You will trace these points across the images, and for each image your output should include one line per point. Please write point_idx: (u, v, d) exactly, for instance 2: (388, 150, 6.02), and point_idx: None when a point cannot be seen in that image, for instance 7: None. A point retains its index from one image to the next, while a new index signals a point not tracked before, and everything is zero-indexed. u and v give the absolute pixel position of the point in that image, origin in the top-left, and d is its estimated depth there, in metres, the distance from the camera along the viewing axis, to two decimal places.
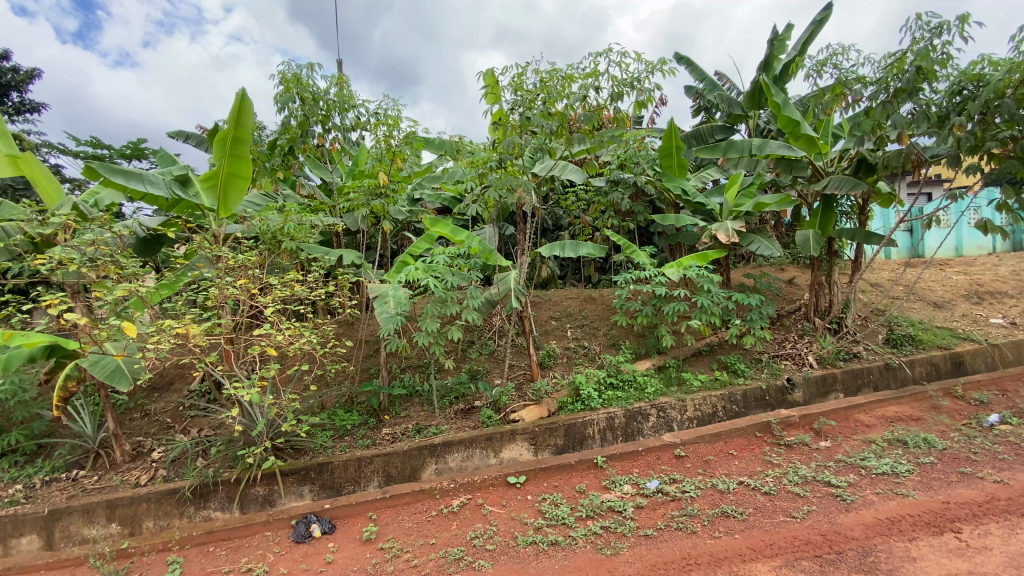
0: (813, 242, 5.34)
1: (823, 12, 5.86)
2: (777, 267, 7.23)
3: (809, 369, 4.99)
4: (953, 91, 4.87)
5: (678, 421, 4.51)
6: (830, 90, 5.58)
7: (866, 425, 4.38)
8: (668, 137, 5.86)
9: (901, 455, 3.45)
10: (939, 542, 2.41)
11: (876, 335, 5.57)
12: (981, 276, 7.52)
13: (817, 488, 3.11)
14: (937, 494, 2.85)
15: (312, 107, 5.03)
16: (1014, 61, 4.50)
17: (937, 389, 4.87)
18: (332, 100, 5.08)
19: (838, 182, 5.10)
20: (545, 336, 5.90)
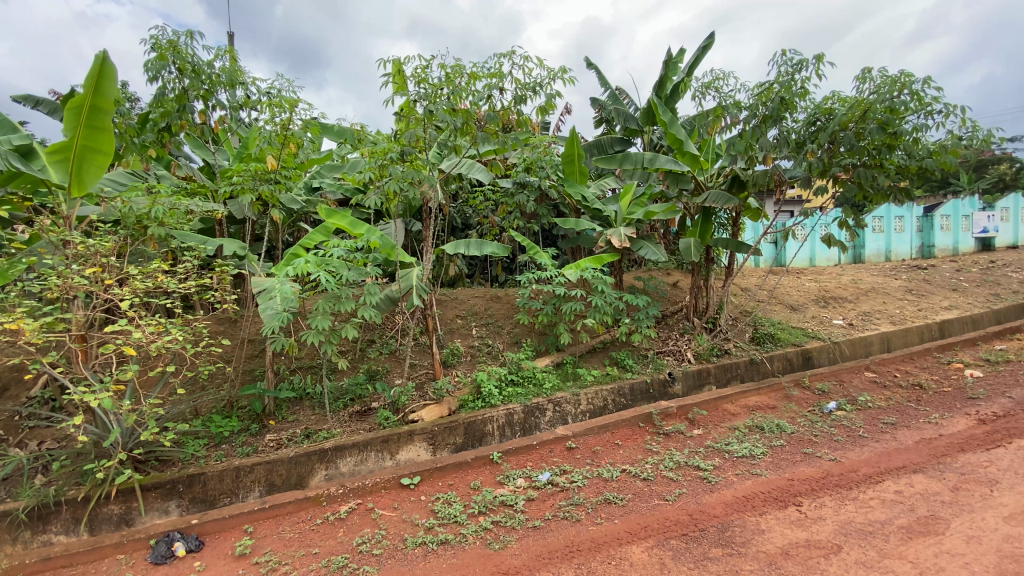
0: (694, 249, 5.84)
1: (707, 40, 6.43)
2: (666, 272, 7.82)
3: (687, 363, 5.47)
4: (809, 121, 5.57)
5: (572, 415, 4.69)
6: (712, 112, 6.14)
7: (733, 414, 4.88)
8: (570, 144, 6.07)
9: (759, 439, 3.88)
10: (783, 515, 2.70)
11: (744, 334, 6.23)
12: (827, 284, 8.72)
13: (688, 472, 3.40)
14: (784, 472, 3.24)
15: (192, 80, 4.48)
16: (855, 100, 5.25)
17: (790, 381, 5.56)
18: (217, 75, 4.59)
19: (715, 196, 5.62)
20: (449, 335, 5.83)
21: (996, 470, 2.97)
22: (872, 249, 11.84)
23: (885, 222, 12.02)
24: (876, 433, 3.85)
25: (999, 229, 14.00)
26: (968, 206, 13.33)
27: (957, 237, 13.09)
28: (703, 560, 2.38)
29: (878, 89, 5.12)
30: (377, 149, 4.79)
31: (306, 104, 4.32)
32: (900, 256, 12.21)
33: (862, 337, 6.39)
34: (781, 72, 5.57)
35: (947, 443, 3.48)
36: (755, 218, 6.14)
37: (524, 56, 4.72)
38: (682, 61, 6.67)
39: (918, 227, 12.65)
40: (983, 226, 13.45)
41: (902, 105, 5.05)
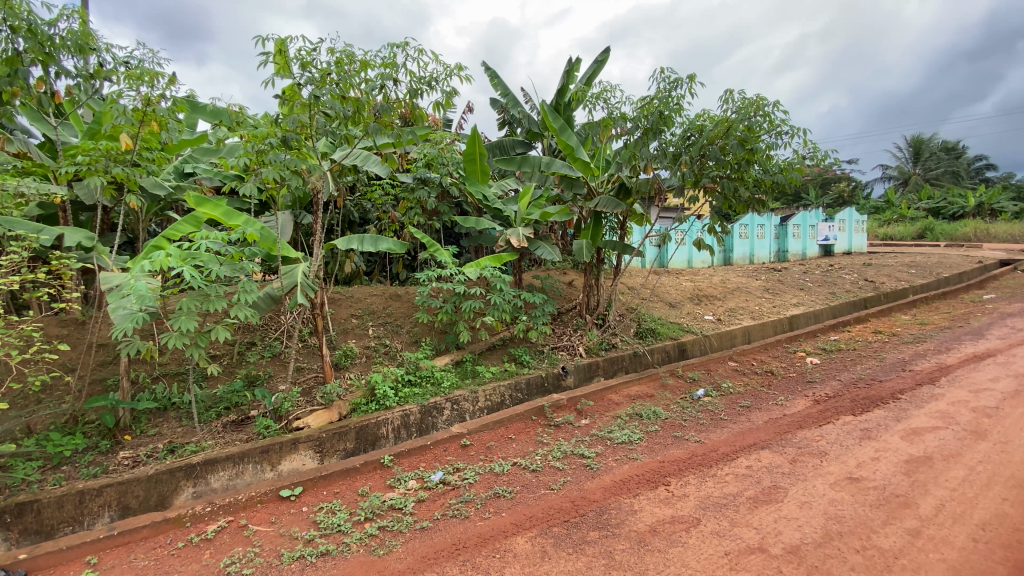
0: (585, 250, 6.10)
1: (602, 54, 6.79)
2: (562, 271, 8.12)
3: (579, 358, 5.74)
4: (684, 136, 6.10)
5: (470, 412, 4.69)
6: (602, 121, 6.49)
7: (617, 403, 5.21)
8: (471, 143, 5.99)
9: (637, 426, 4.19)
10: (653, 495, 2.92)
11: (630, 329, 6.66)
12: (701, 283, 9.65)
13: (573, 461, 3.56)
14: (657, 455, 3.52)
15: (31, 43, 3.70)
16: (721, 118, 5.84)
17: (667, 371, 6.06)
18: (62, 39, 3.86)
19: (605, 203, 5.90)
20: (342, 335, 5.54)
21: (825, 442, 3.45)
22: (738, 253, 13.29)
23: (750, 229, 13.57)
24: (734, 415, 4.33)
25: (836, 237, 16.47)
26: (814, 217, 15.52)
27: (804, 243, 15.19)
28: (581, 544, 2.49)
29: (739, 109, 5.73)
30: (254, 134, 4.37)
31: (170, 79, 3.79)
32: (760, 260, 13.87)
33: (728, 331, 7.17)
34: (660, 89, 6.04)
35: (790, 421, 4.00)
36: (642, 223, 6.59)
37: (419, 49, 4.62)
38: (578, 72, 6.97)
39: (775, 234, 14.47)
40: (825, 235, 15.74)
41: (758, 125, 5.72)
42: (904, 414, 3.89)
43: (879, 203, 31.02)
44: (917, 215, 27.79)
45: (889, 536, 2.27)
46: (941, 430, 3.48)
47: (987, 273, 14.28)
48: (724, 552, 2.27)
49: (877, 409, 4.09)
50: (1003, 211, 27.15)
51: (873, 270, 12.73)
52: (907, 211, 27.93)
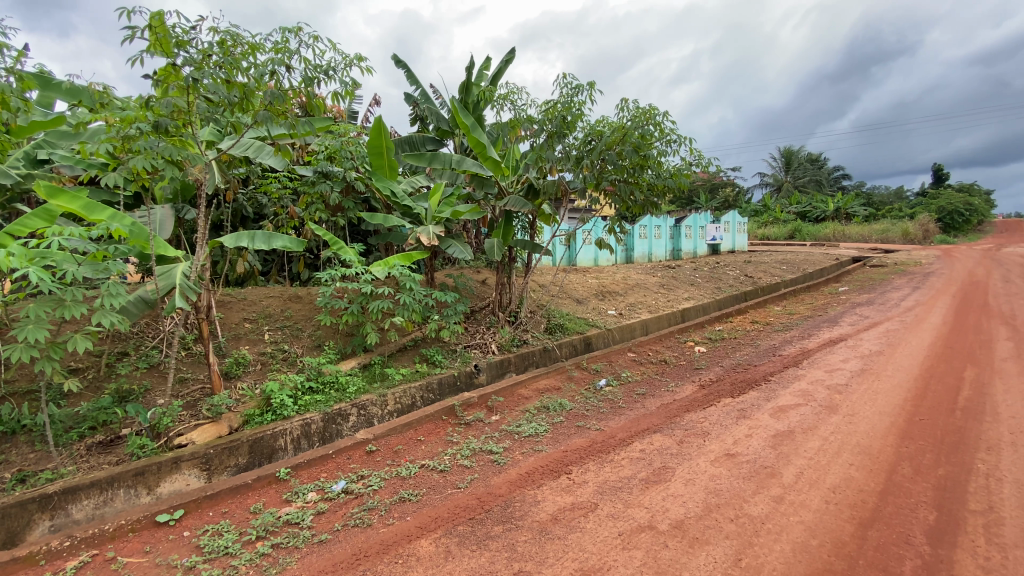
0: (497, 248, 6.11)
1: (509, 55, 6.89)
2: (475, 269, 8.13)
3: (491, 355, 5.78)
4: (586, 139, 6.36)
5: (378, 416, 4.53)
6: (509, 122, 6.58)
7: (525, 397, 5.31)
8: (377, 136, 5.79)
9: (543, 418, 4.31)
10: (555, 484, 3.01)
11: (540, 325, 6.83)
12: (605, 280, 10.14)
13: (480, 458, 3.57)
14: (561, 445, 3.65)
15: None
16: (617, 124, 6.16)
17: (573, 364, 6.30)
18: None
19: (514, 202, 5.96)
20: (234, 341, 5.10)
21: (708, 423, 3.79)
22: (639, 252, 14.16)
23: (648, 230, 14.51)
24: (631, 403, 4.61)
25: (722, 237, 18.15)
26: (703, 218, 16.94)
27: (695, 243, 16.55)
28: (485, 540, 2.51)
29: (633, 117, 6.08)
30: (120, 117, 3.85)
31: (15, 50, 3.24)
32: (658, 258, 14.90)
33: (628, 325, 7.60)
34: (563, 93, 6.26)
35: (679, 405, 4.33)
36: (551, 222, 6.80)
37: (314, 36, 4.38)
38: (486, 70, 7.01)
39: (670, 234, 15.63)
40: (713, 235, 17.26)
41: (650, 133, 6.11)
42: (773, 394, 4.39)
43: (757, 206, 34.66)
44: (787, 217, 31.45)
45: (758, 504, 2.53)
46: (802, 407, 3.96)
47: (841, 268, 16.48)
48: (618, 532, 2.40)
49: (751, 391, 4.57)
50: (853, 215, 31.47)
51: (752, 267, 14.19)
52: (779, 214, 31.48)
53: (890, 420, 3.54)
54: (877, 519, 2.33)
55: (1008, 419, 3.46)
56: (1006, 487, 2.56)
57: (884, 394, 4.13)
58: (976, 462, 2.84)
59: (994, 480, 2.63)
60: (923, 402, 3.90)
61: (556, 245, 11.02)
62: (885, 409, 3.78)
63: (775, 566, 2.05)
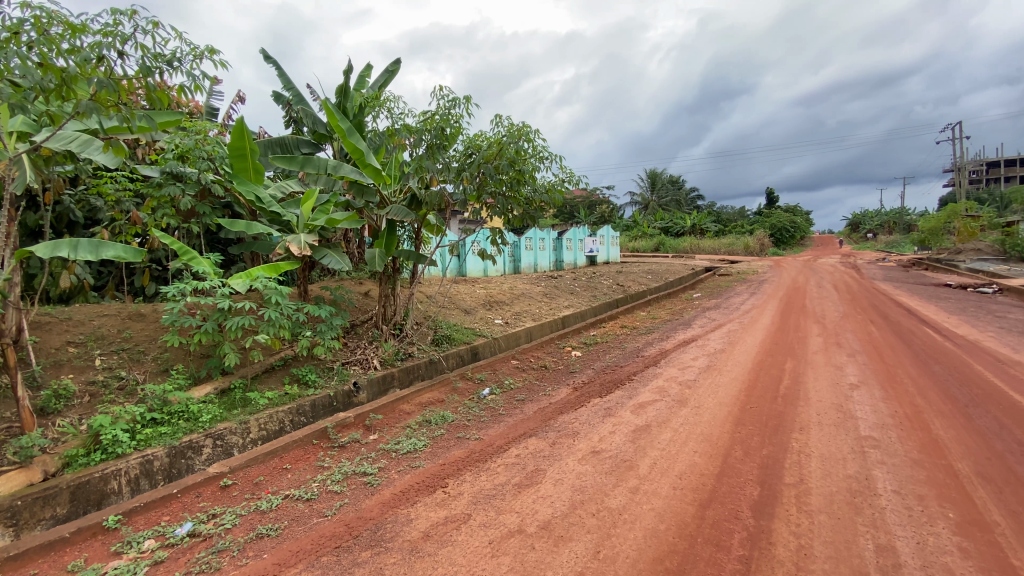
0: (377, 259, 5.84)
1: (393, 64, 6.76)
2: (356, 281, 7.77)
3: (373, 370, 5.52)
4: (467, 152, 6.40)
5: (239, 446, 4.06)
6: (387, 131, 6.39)
7: (407, 412, 5.13)
8: (238, 136, 5.27)
9: (423, 432, 4.22)
10: (430, 499, 2.94)
11: (425, 338, 6.70)
12: (491, 289, 10.31)
13: (353, 481, 3.37)
14: (438, 458, 3.58)
15: None
16: (494, 139, 6.29)
17: (457, 375, 6.25)
18: None
19: (396, 211, 5.77)
20: (53, 369, 4.27)
21: (578, 423, 4.00)
22: (526, 262, 14.61)
23: (534, 242, 15.05)
24: (510, 409, 4.71)
25: (599, 249, 19.51)
26: (582, 232, 18.08)
27: (575, 254, 17.59)
28: (351, 568, 2.37)
29: (508, 133, 6.27)
30: None
31: None
32: (543, 269, 15.52)
33: (513, 333, 7.78)
34: (441, 106, 6.29)
35: (554, 408, 4.53)
36: (437, 233, 6.73)
37: (154, 21, 3.88)
38: (368, 77, 6.78)
39: (553, 246, 16.41)
40: (591, 247, 18.46)
41: (525, 150, 6.35)
42: (635, 392, 4.77)
43: (628, 222, 37.84)
44: (653, 232, 34.74)
45: (617, 497, 2.71)
46: (659, 402, 4.36)
47: (697, 277, 18.58)
48: (488, 541, 2.42)
49: (617, 390, 4.92)
50: (706, 230, 35.76)
51: (623, 277, 15.42)
52: (646, 228, 34.66)
53: (728, 409, 4.04)
54: (714, 499, 2.63)
55: (815, 403, 4.14)
56: (813, 461, 3.03)
57: (725, 387, 4.70)
58: (792, 442, 3.34)
59: (805, 456, 3.11)
60: (755, 392, 4.52)
61: (443, 255, 10.97)
62: (724, 400, 4.31)
63: (628, 554, 2.21)
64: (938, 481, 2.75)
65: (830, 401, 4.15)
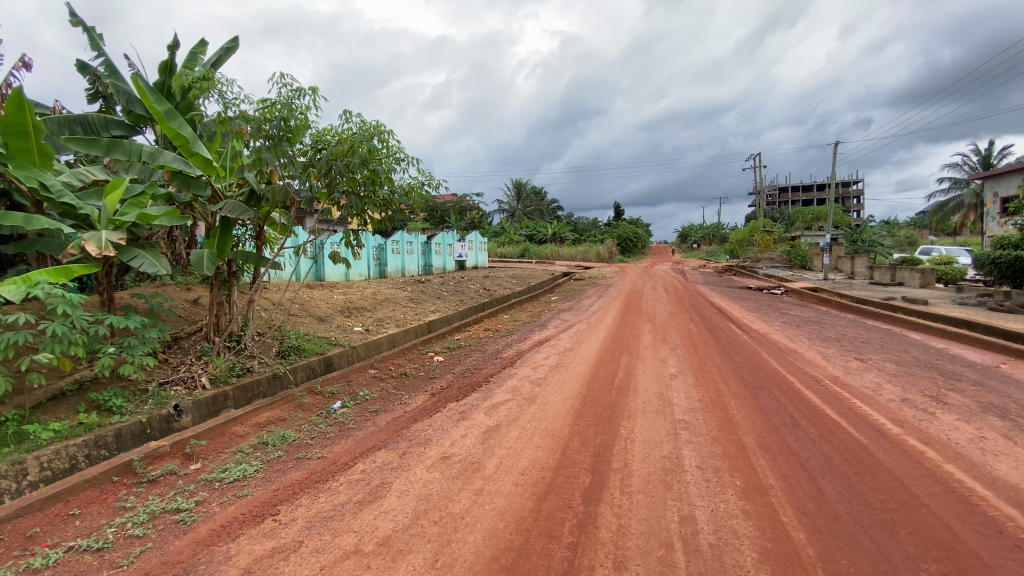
0: (206, 261, 5.09)
1: (231, 42, 6.04)
2: (184, 287, 6.77)
3: (200, 390, 4.79)
4: (315, 147, 5.91)
5: (9, 493, 3.21)
6: (218, 118, 5.65)
7: (241, 435, 4.52)
8: (16, 109, 4.26)
9: (258, 457, 3.78)
10: (257, 530, 2.63)
11: (269, 350, 6.04)
12: (352, 295, 9.73)
13: (161, 521, 2.88)
14: (272, 484, 3.23)
15: None
16: (345, 134, 5.91)
17: (304, 390, 5.69)
18: None
19: (231, 207, 5.11)
20: None
21: (430, 430, 3.94)
22: (392, 266, 14.07)
23: (400, 245, 14.58)
24: (361, 422, 4.45)
25: (467, 255, 19.69)
26: (451, 236, 18.09)
27: (443, 259, 17.50)
28: None
29: (360, 129, 5.93)
30: None
31: None
32: (410, 273, 15.14)
33: (374, 340, 7.40)
34: (282, 95, 5.76)
35: (408, 417, 4.40)
36: (283, 233, 6.15)
37: None
38: (201, 54, 5.98)
39: (422, 250, 16.12)
40: (459, 252, 18.52)
41: (378, 149, 6.07)
42: (490, 394, 4.85)
43: (495, 228, 38.87)
44: (519, 238, 36.10)
45: (461, 501, 2.71)
46: (511, 402, 4.49)
47: (558, 281, 19.75)
48: (320, 567, 2.23)
49: (473, 393, 4.96)
50: (565, 238, 38.26)
51: (490, 281, 15.76)
52: (513, 235, 35.94)
53: (571, 403, 4.33)
54: (550, 491, 2.76)
55: (643, 392, 4.63)
56: (637, 446, 3.37)
57: (570, 383, 5.03)
58: (621, 429, 3.68)
59: (630, 442, 3.44)
60: (595, 385, 4.91)
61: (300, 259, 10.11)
62: (568, 395, 4.60)
63: (465, 557, 2.21)
64: (730, 454, 3.24)
65: (654, 390, 4.68)
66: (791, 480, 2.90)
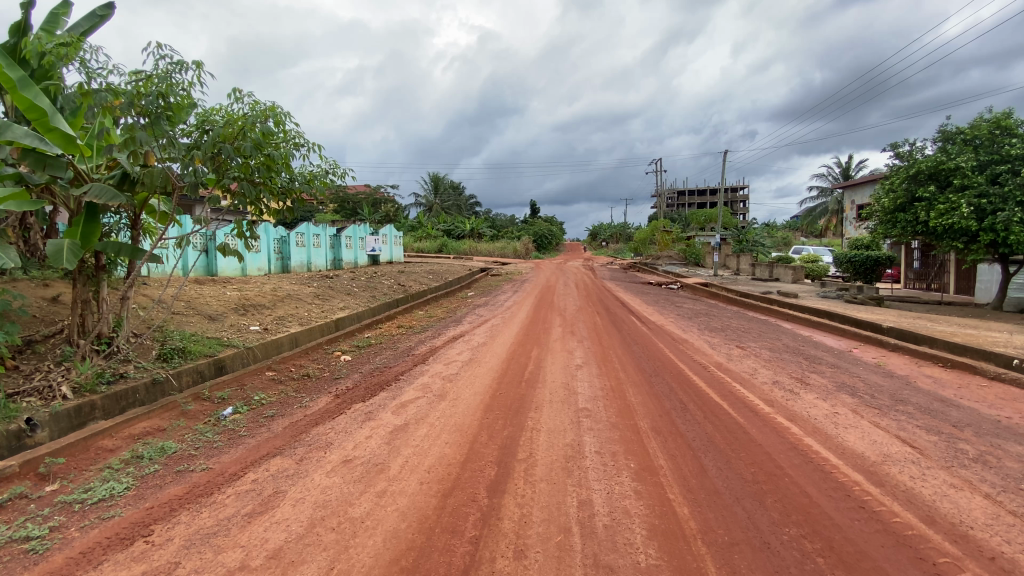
0: (67, 253, 4.41)
1: (105, 8, 5.31)
2: (40, 283, 5.86)
3: (59, 401, 4.16)
4: (200, 128, 5.34)
5: None
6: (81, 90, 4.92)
7: (111, 450, 3.99)
8: None
9: (129, 472, 3.37)
10: (125, 554, 2.35)
11: (147, 353, 5.41)
12: (249, 292, 9.00)
13: (3, 552, 2.47)
14: (147, 501, 2.90)
15: None
16: (236, 116, 5.40)
17: (189, 396, 5.12)
18: None
19: (99, 191, 4.47)
20: None
21: (332, 433, 3.75)
22: (296, 261, 13.19)
23: (305, 238, 13.71)
24: (254, 428, 4.14)
25: (381, 248, 19.07)
26: (363, 230, 17.38)
27: (355, 253, 16.76)
28: None
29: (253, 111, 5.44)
30: None
31: None
32: (317, 267, 14.31)
33: (273, 340, 6.91)
34: (160, 69, 5.19)
35: (307, 421, 4.16)
36: (164, 221, 5.51)
37: None
38: (64, 17, 5.19)
39: (330, 244, 15.31)
40: (372, 246, 17.86)
41: (274, 133, 5.61)
42: (398, 393, 4.73)
43: (411, 222, 37.98)
44: (437, 233, 35.58)
45: (362, 504, 2.61)
46: (420, 400, 4.41)
47: (474, 277, 19.76)
48: None
49: (380, 393, 4.81)
50: (482, 234, 38.32)
51: (404, 277, 15.37)
52: (430, 230, 35.37)
53: (481, 398, 4.35)
54: (455, 487, 2.75)
55: (550, 383, 4.77)
56: (542, 436, 3.46)
57: (481, 378, 5.06)
58: (527, 421, 3.76)
59: (536, 432, 3.52)
60: (505, 378, 4.98)
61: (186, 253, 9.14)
62: (479, 390, 4.62)
63: (363, 562, 2.13)
64: (627, 438, 3.44)
65: (560, 381, 4.84)
66: (678, 459, 3.13)
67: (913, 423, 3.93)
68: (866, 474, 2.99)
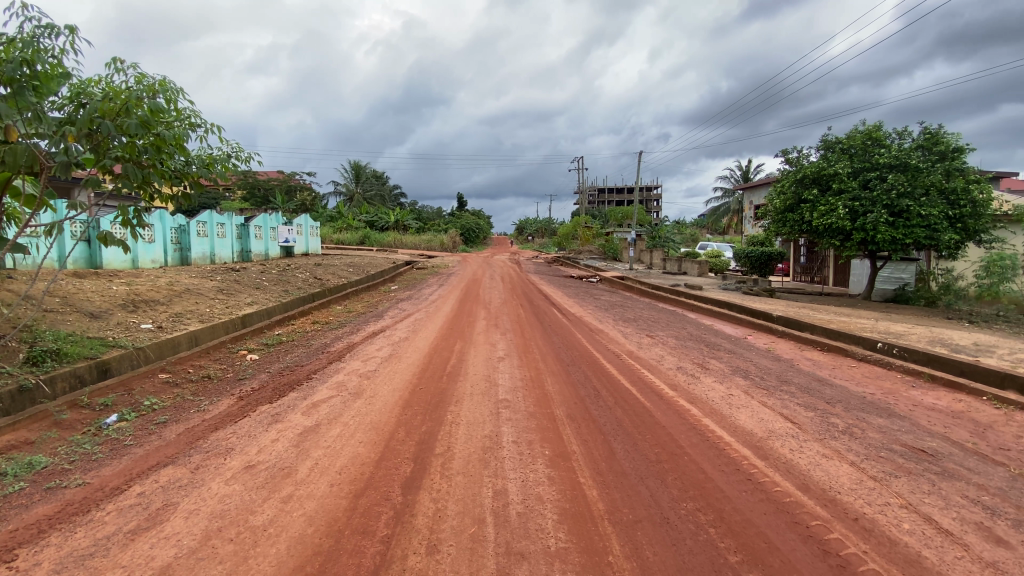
0: None
1: None
2: None
3: None
4: (74, 100, 4.68)
5: None
6: None
7: None
8: None
9: None
10: None
11: (11, 356, 4.71)
12: (139, 286, 8.12)
13: None
14: (7, 524, 2.53)
15: None
16: (119, 90, 4.79)
17: (64, 404, 4.51)
18: None
19: None
20: None
21: (233, 438, 3.50)
22: (196, 252, 12.06)
23: (207, 227, 12.58)
24: (143, 437, 3.75)
25: (295, 239, 18.03)
26: (275, 219, 16.30)
27: (265, 244, 15.67)
28: None
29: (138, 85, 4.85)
30: None
31: None
32: (222, 259, 13.19)
33: (169, 339, 6.29)
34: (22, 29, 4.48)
35: (206, 426, 3.85)
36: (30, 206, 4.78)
37: None
38: None
39: (237, 234, 14.19)
40: (286, 237, 16.80)
41: (164, 111, 5.04)
42: (310, 392, 4.51)
43: (331, 212, 36.21)
44: (358, 224, 34.20)
45: (264, 512, 2.47)
46: (334, 398, 4.23)
47: (398, 270, 19.30)
48: None
49: (289, 393, 4.55)
50: (407, 226, 37.44)
51: (320, 269, 14.64)
52: (351, 220, 33.93)
53: (399, 393, 4.26)
54: (367, 487, 2.68)
55: (470, 376, 4.78)
56: (461, 429, 3.46)
57: (400, 373, 4.96)
58: (446, 415, 3.74)
59: (455, 425, 3.51)
60: (425, 373, 4.92)
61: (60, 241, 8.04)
62: (397, 385, 4.53)
63: (265, 573, 2.01)
64: (542, 427, 3.54)
65: (481, 373, 4.87)
66: (590, 444, 3.27)
67: (795, 401, 4.39)
68: (753, 449, 3.30)
